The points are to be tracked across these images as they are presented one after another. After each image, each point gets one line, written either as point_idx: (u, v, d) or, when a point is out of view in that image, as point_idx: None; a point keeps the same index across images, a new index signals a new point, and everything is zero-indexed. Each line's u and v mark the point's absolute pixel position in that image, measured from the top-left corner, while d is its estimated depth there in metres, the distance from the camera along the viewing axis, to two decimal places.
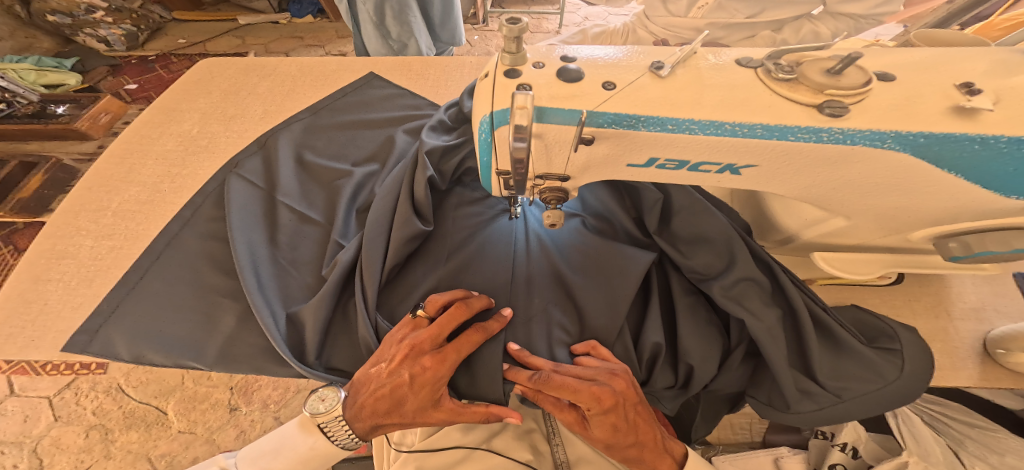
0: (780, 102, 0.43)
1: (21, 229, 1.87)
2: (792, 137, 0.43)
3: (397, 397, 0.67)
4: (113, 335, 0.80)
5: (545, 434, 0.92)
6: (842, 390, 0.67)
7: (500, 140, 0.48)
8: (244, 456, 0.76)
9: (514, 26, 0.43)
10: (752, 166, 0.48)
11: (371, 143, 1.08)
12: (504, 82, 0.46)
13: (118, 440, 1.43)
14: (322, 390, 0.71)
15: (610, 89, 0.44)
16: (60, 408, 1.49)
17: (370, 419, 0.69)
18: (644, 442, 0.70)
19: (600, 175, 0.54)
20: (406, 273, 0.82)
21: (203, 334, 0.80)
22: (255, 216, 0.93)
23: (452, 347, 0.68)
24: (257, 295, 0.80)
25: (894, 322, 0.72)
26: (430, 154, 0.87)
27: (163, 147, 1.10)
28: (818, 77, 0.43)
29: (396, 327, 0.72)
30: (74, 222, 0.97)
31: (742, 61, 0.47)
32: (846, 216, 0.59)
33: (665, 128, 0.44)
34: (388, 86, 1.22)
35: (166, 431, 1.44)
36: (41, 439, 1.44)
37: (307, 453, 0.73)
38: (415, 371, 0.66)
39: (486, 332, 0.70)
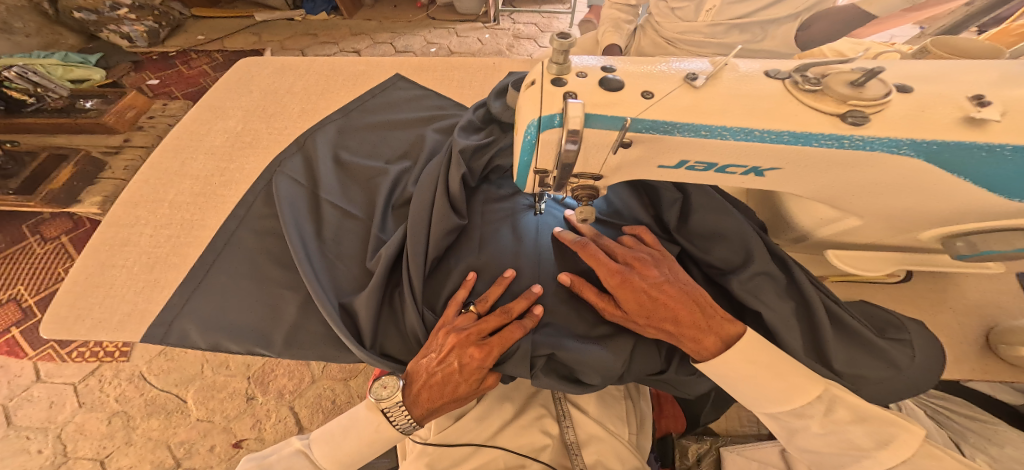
0: (806, 111, 0.47)
1: (47, 219, 1.96)
2: (815, 143, 0.47)
3: (449, 385, 0.78)
4: (187, 326, 0.89)
5: (556, 417, 0.97)
6: (857, 378, 0.72)
7: (545, 143, 0.52)
8: (317, 437, 0.82)
9: (564, 41, 0.48)
10: (775, 169, 0.51)
11: (403, 142, 1.14)
12: (551, 90, 0.51)
13: (140, 427, 1.50)
14: (383, 379, 0.81)
15: (649, 99, 0.48)
16: (84, 395, 1.55)
17: (428, 403, 0.79)
18: (679, 316, 0.70)
19: (630, 175, 0.58)
20: (442, 265, 0.89)
21: (270, 323, 0.89)
22: (301, 212, 0.99)
23: (497, 340, 0.76)
24: (316, 285, 0.86)
25: (901, 315, 0.76)
26: (462, 152, 0.92)
27: (212, 143, 1.16)
28: (842, 89, 0.46)
29: (443, 321, 0.81)
30: (131, 213, 1.04)
31: (770, 73, 0.50)
32: (860, 217, 0.63)
33: (698, 134, 0.48)
34: (414, 88, 1.27)
35: (185, 419, 1.51)
36: (64, 425, 1.51)
37: (372, 434, 0.80)
38: (464, 361, 0.75)
39: (525, 329, 0.78)
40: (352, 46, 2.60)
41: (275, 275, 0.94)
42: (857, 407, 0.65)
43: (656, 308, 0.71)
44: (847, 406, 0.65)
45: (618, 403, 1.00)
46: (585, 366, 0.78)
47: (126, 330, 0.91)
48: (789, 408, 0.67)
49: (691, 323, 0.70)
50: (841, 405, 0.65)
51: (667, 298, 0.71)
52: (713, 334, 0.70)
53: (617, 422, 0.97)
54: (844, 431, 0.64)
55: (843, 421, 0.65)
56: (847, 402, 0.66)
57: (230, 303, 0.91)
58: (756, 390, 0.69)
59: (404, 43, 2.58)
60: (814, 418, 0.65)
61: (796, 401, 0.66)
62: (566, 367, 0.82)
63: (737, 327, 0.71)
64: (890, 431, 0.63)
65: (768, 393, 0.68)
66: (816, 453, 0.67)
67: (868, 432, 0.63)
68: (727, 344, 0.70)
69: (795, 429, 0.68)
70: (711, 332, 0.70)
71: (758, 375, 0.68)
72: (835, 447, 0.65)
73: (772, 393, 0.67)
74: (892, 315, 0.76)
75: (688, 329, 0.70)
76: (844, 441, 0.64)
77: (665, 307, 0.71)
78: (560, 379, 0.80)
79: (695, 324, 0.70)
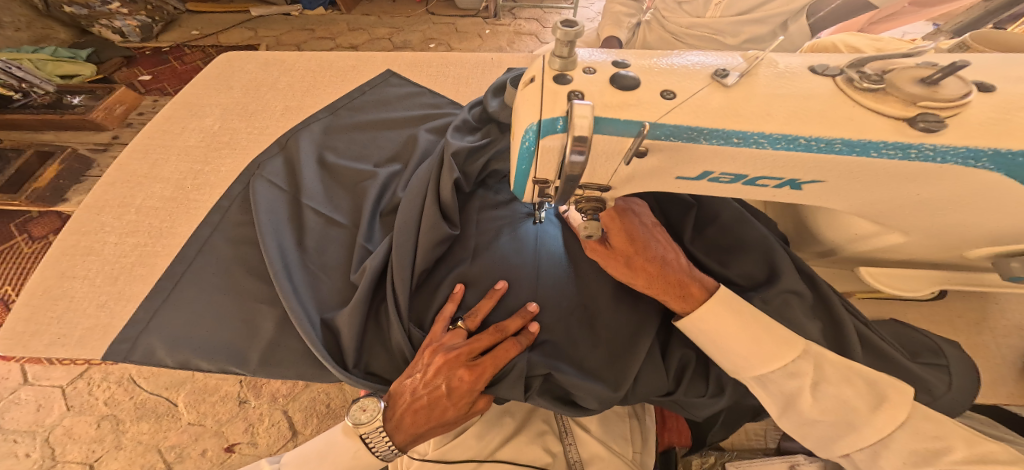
0: (865, 115, 0.39)
1: (35, 217, 1.84)
2: (875, 152, 0.39)
3: (435, 408, 0.71)
4: (153, 341, 0.82)
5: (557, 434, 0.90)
6: None
7: (546, 151, 0.45)
8: (290, 461, 0.75)
9: (570, 30, 0.40)
10: (817, 182, 0.44)
11: (393, 143, 1.06)
12: (554, 88, 0.43)
13: (129, 431, 1.33)
14: (362, 400, 0.72)
15: (670, 99, 0.41)
16: (72, 398, 1.38)
17: (411, 429, 0.71)
18: (667, 261, 0.68)
19: (644, 186, 0.50)
20: (432, 277, 0.81)
21: (244, 339, 0.81)
22: (282, 220, 0.91)
23: (489, 360, 0.70)
24: (293, 299, 0.79)
25: (935, 337, 0.69)
26: (455, 156, 0.84)
27: (186, 142, 1.08)
28: (910, 88, 0.39)
29: (430, 338, 0.74)
30: (97, 219, 0.97)
31: (817, 69, 0.42)
32: (904, 233, 0.56)
33: (731, 142, 0.41)
34: (405, 84, 1.19)
35: (173, 423, 1.34)
36: (53, 429, 1.34)
37: (351, 462, 0.73)
38: (453, 383, 0.69)
39: (521, 347, 0.72)
40: (349, 41, 2.51)
41: (252, 286, 0.86)
42: (845, 366, 0.59)
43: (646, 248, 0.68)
44: (833, 364, 0.60)
45: (622, 421, 0.92)
46: (584, 388, 0.71)
47: (87, 347, 0.84)
48: (778, 367, 0.60)
49: (678, 266, 0.67)
50: (827, 363, 0.59)
51: (658, 241, 0.69)
52: (699, 283, 0.67)
53: (621, 441, 0.89)
54: (835, 391, 0.58)
55: (833, 380, 0.58)
56: (831, 359, 0.60)
57: (202, 317, 0.84)
58: (739, 347, 0.62)
59: (402, 39, 2.49)
60: (806, 377, 0.59)
61: (788, 355, 0.60)
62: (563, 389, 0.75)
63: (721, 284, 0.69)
64: (881, 391, 0.57)
65: (754, 350, 0.61)
66: (812, 424, 0.59)
67: (859, 391, 0.57)
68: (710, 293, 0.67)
69: (789, 395, 0.60)
70: (696, 281, 0.67)
71: (749, 331, 0.61)
72: (829, 412, 0.58)
73: (760, 347, 0.61)
74: (933, 341, 0.68)
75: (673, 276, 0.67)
76: (838, 404, 0.57)
77: (656, 251, 0.68)
78: (556, 401, 0.73)
79: (681, 269, 0.68)
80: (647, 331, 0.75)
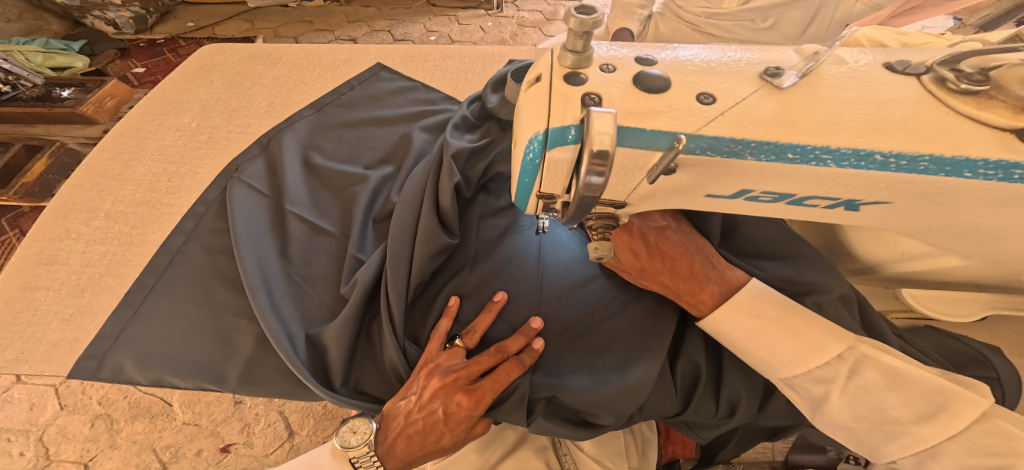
0: (958, 123, 0.32)
1: (28, 213, 1.67)
2: (968, 172, 0.32)
3: (431, 434, 0.64)
4: (122, 358, 0.75)
5: (556, 448, 0.82)
6: None
7: (554, 164, 0.37)
8: None
9: (587, 18, 0.32)
10: (881, 203, 0.37)
11: (385, 142, 0.98)
12: (564, 89, 0.36)
13: (124, 431, 1.06)
14: (351, 421, 0.64)
15: (709, 104, 0.34)
16: (66, 396, 1.11)
17: (405, 457, 0.64)
18: (677, 264, 0.59)
19: (665, 204, 0.43)
20: (428, 289, 0.74)
21: (221, 355, 0.74)
22: (263, 228, 0.84)
23: (489, 384, 0.63)
24: (271, 317, 0.72)
25: (977, 344, 0.61)
26: (455, 158, 0.76)
27: (160, 141, 1.01)
28: (1022, 89, 0.32)
29: (424, 358, 0.66)
30: (62, 225, 0.90)
31: (896, 66, 0.35)
32: (965, 257, 0.49)
33: (784, 157, 0.33)
34: (397, 78, 1.11)
35: (170, 422, 1.08)
36: (48, 427, 1.08)
37: None
38: (450, 409, 0.63)
39: (523, 369, 0.64)
40: (348, 33, 2.40)
41: (227, 297, 0.79)
42: (894, 369, 0.49)
43: (653, 255, 0.59)
44: (878, 368, 0.50)
45: (616, 436, 0.82)
46: (593, 408, 0.63)
47: (52, 363, 0.77)
48: (805, 373, 0.52)
49: (689, 272, 0.58)
50: (869, 366, 0.50)
51: (667, 244, 0.60)
52: (713, 282, 0.58)
53: (617, 459, 0.80)
54: (873, 398, 0.49)
55: (871, 386, 0.49)
56: (878, 361, 0.50)
57: (174, 332, 0.76)
58: (759, 350, 0.55)
59: (403, 31, 2.39)
60: (834, 383, 0.51)
61: (816, 361, 0.51)
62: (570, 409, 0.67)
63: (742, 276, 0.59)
64: (938, 400, 0.47)
65: (779, 353, 0.53)
66: (847, 429, 0.52)
67: (905, 399, 0.48)
68: (728, 296, 0.57)
69: (818, 400, 0.52)
70: (711, 281, 0.58)
71: (767, 334, 0.54)
72: (865, 418, 0.50)
73: (780, 353, 0.53)
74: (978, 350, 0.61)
75: (684, 281, 0.59)
76: (873, 409, 0.49)
77: (664, 256, 0.59)
78: (565, 423, 0.65)
79: (692, 270, 0.59)
80: (660, 342, 0.65)
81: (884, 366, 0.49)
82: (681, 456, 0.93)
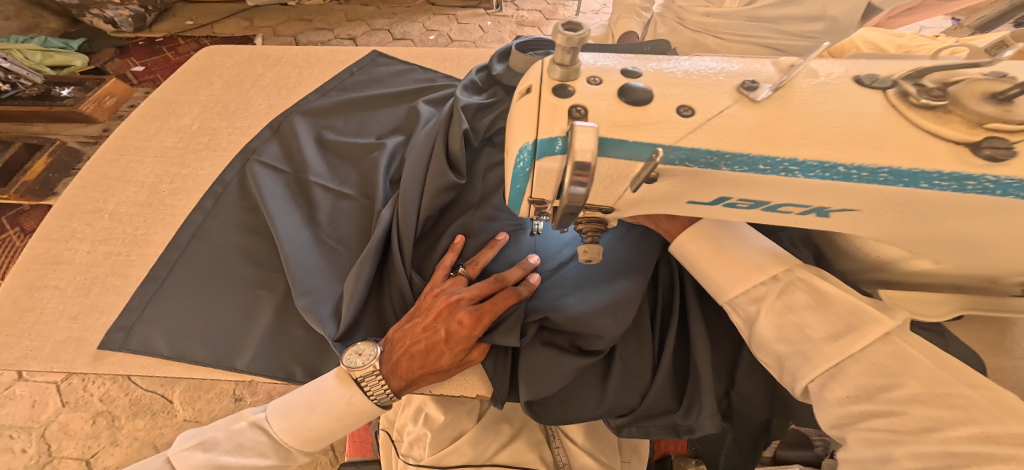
0: (919, 137, 0.34)
1: (28, 211, 1.71)
2: (925, 184, 0.34)
3: (431, 354, 0.63)
4: (150, 332, 0.79)
5: (545, 437, 0.84)
6: None
7: (544, 173, 0.39)
8: (275, 410, 0.65)
9: (573, 36, 0.34)
10: (849, 211, 0.39)
11: (393, 117, 1.03)
12: (552, 102, 0.38)
13: (124, 428, 1.18)
14: (358, 345, 0.66)
15: (688, 117, 0.35)
16: (67, 394, 1.22)
17: (406, 376, 0.64)
18: None
19: (649, 210, 0.45)
20: (439, 227, 0.81)
21: (244, 324, 0.79)
22: (289, 200, 0.89)
23: (489, 305, 0.64)
24: (301, 280, 0.77)
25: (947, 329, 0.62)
26: (464, 110, 0.86)
27: (162, 143, 1.03)
28: (978, 105, 0.33)
29: (430, 285, 0.70)
30: (67, 225, 0.92)
31: (864, 80, 0.37)
32: (938, 261, 0.51)
33: (755, 169, 0.35)
34: (395, 63, 1.18)
35: (170, 419, 1.20)
36: (50, 424, 1.18)
37: (343, 409, 0.63)
38: (452, 328, 0.63)
39: (520, 297, 0.67)
40: (347, 33, 2.40)
41: (242, 277, 0.83)
42: (822, 292, 0.47)
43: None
44: (808, 291, 0.48)
45: (609, 432, 0.85)
46: (585, 328, 0.64)
47: (59, 360, 0.79)
48: (745, 291, 0.51)
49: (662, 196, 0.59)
50: (800, 287, 0.48)
51: None
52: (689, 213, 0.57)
53: (610, 453, 0.82)
54: (796, 317, 0.47)
55: (797, 306, 0.47)
56: (810, 284, 0.48)
57: (200, 302, 0.81)
58: (711, 270, 0.53)
59: (402, 30, 2.40)
60: (766, 301, 0.49)
61: (754, 278, 0.50)
62: (565, 338, 0.69)
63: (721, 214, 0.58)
64: (854, 320, 0.44)
65: (726, 274, 0.52)
66: (772, 354, 0.49)
67: (824, 318, 0.46)
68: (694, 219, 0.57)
69: (752, 321, 0.51)
70: None
71: (716, 254, 0.53)
72: (787, 339, 0.47)
73: (729, 271, 0.51)
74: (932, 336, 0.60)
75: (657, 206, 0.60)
76: (794, 329, 0.47)
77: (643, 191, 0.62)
78: (559, 350, 0.67)
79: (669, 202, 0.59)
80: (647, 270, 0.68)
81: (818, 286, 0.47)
82: (673, 452, 0.94)
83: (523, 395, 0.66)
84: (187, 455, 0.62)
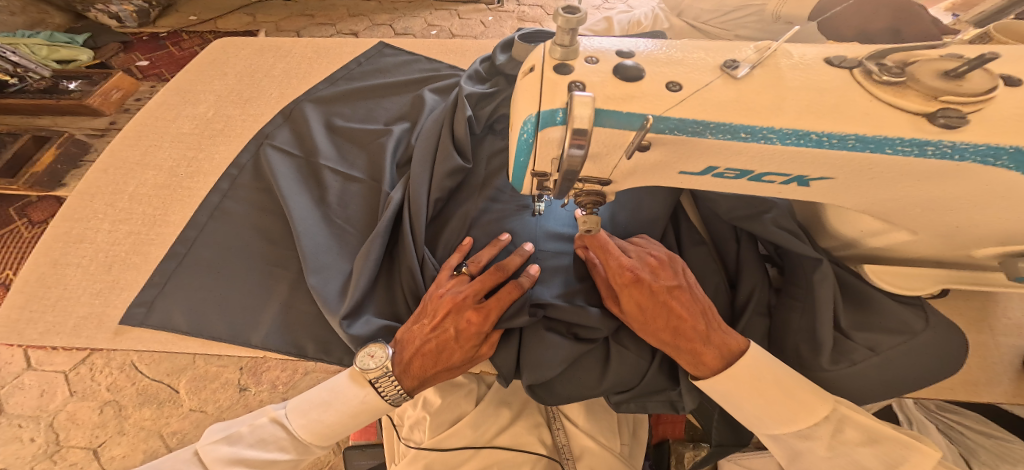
0: (881, 109, 0.37)
1: (36, 202, 1.75)
2: (889, 149, 0.37)
3: (443, 352, 0.67)
4: (169, 309, 0.83)
5: (546, 419, 0.88)
6: (875, 343, 0.65)
7: (547, 142, 0.43)
8: (295, 407, 0.70)
9: (572, 17, 0.38)
10: (826, 179, 0.43)
11: (400, 105, 1.07)
12: (553, 78, 0.41)
13: (132, 417, 1.26)
14: (370, 347, 0.68)
15: (676, 91, 0.39)
16: (74, 383, 1.29)
17: (419, 376, 0.68)
18: (680, 326, 0.62)
19: (645, 180, 0.48)
20: (445, 211, 0.85)
21: (259, 301, 0.83)
22: (302, 183, 0.93)
23: (494, 301, 0.68)
24: (313, 258, 0.81)
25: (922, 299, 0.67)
26: (468, 98, 0.91)
27: (178, 129, 1.07)
28: (931, 81, 0.37)
29: (434, 284, 0.73)
30: (87, 206, 0.96)
31: (833, 61, 0.40)
32: (913, 231, 0.55)
33: (737, 136, 0.39)
34: (401, 53, 1.22)
35: (177, 409, 1.27)
36: (57, 413, 1.26)
37: (358, 407, 0.68)
38: (460, 326, 0.67)
39: (523, 289, 0.70)
40: (349, 27, 2.43)
41: (260, 256, 0.87)
42: (868, 427, 0.57)
43: (660, 313, 0.63)
44: (855, 426, 0.57)
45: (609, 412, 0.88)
46: (582, 318, 0.71)
47: (82, 335, 0.83)
48: (794, 430, 0.59)
49: (691, 335, 0.62)
50: (850, 425, 0.57)
51: (675, 304, 0.63)
52: (715, 346, 0.62)
53: (608, 433, 0.86)
54: (854, 452, 0.56)
55: (852, 442, 0.56)
56: (856, 420, 0.58)
57: (219, 278, 0.85)
58: (757, 410, 0.60)
59: (403, 26, 2.42)
60: (821, 439, 0.57)
61: (803, 420, 0.58)
62: (565, 325, 0.74)
63: (741, 342, 0.63)
64: (904, 452, 0.55)
65: (735, 390, 0.60)
66: None
67: (879, 453, 0.55)
68: (730, 360, 0.61)
69: (800, 451, 0.60)
70: (711, 345, 0.61)
71: (767, 393, 0.59)
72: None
73: (779, 414, 0.59)
74: (904, 313, 0.65)
75: (686, 343, 0.62)
76: (852, 464, 0.55)
77: (672, 313, 0.63)
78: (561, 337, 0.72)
79: (695, 332, 0.62)
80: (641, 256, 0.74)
81: (864, 421, 0.57)
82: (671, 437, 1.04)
83: (527, 382, 0.70)
84: (213, 448, 0.66)
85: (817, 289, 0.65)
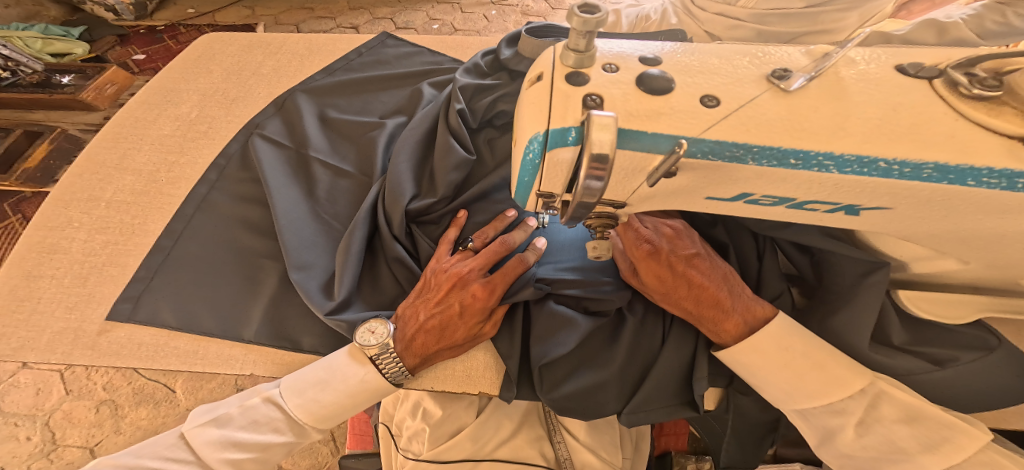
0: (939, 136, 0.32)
1: (30, 197, 1.68)
2: (973, 180, 0.32)
3: (447, 328, 0.62)
4: (153, 306, 0.78)
5: (546, 432, 0.81)
6: (946, 359, 0.58)
7: (555, 165, 0.37)
8: (289, 386, 0.63)
9: (591, 19, 0.32)
10: (881, 209, 0.37)
11: (398, 98, 1.00)
12: (564, 89, 0.35)
13: (128, 416, 1.18)
14: (371, 322, 0.63)
15: (713, 107, 0.34)
16: (70, 382, 1.21)
17: (422, 353, 0.62)
18: (704, 292, 0.57)
19: (664, 205, 0.43)
20: None
21: (241, 310, 0.76)
22: (289, 176, 0.87)
23: (500, 276, 0.63)
24: (297, 254, 0.75)
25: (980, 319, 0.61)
26: (462, 92, 0.84)
27: (159, 131, 1.01)
28: None
29: (435, 261, 0.68)
30: (63, 214, 0.90)
31: (907, 68, 0.36)
32: (963, 261, 0.49)
33: (786, 163, 0.34)
34: (403, 45, 1.15)
35: (173, 408, 1.19)
36: (53, 412, 1.17)
37: (357, 386, 0.61)
38: (464, 300, 0.62)
39: (527, 265, 0.65)
40: (349, 21, 2.35)
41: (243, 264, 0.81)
42: (909, 405, 0.51)
43: (684, 284, 0.58)
44: (894, 404, 0.52)
45: (610, 427, 0.81)
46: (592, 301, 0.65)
47: (56, 351, 0.77)
48: (825, 404, 0.53)
49: (716, 301, 0.57)
50: (887, 401, 0.52)
51: (698, 273, 0.58)
52: (741, 312, 0.57)
53: (609, 447, 0.79)
54: (887, 429, 0.50)
55: (889, 419, 0.51)
56: (896, 397, 0.52)
57: (200, 280, 0.79)
58: (781, 380, 0.55)
59: (405, 20, 2.34)
60: (854, 415, 0.52)
61: (836, 394, 0.52)
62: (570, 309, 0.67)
63: (769, 310, 0.58)
64: (949, 434, 0.49)
65: (758, 361, 0.56)
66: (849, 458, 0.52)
67: (917, 432, 0.50)
68: (758, 327, 0.57)
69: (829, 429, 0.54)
70: (738, 311, 0.57)
71: (798, 365, 0.54)
72: (876, 448, 0.50)
73: (807, 385, 0.53)
74: (970, 329, 0.58)
75: (713, 311, 0.57)
76: (886, 442, 0.50)
77: (692, 283, 0.58)
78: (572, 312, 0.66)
79: (719, 301, 0.57)
80: None
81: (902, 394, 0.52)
82: (673, 449, 0.93)
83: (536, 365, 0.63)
84: (200, 430, 0.59)
85: (858, 303, 0.57)
